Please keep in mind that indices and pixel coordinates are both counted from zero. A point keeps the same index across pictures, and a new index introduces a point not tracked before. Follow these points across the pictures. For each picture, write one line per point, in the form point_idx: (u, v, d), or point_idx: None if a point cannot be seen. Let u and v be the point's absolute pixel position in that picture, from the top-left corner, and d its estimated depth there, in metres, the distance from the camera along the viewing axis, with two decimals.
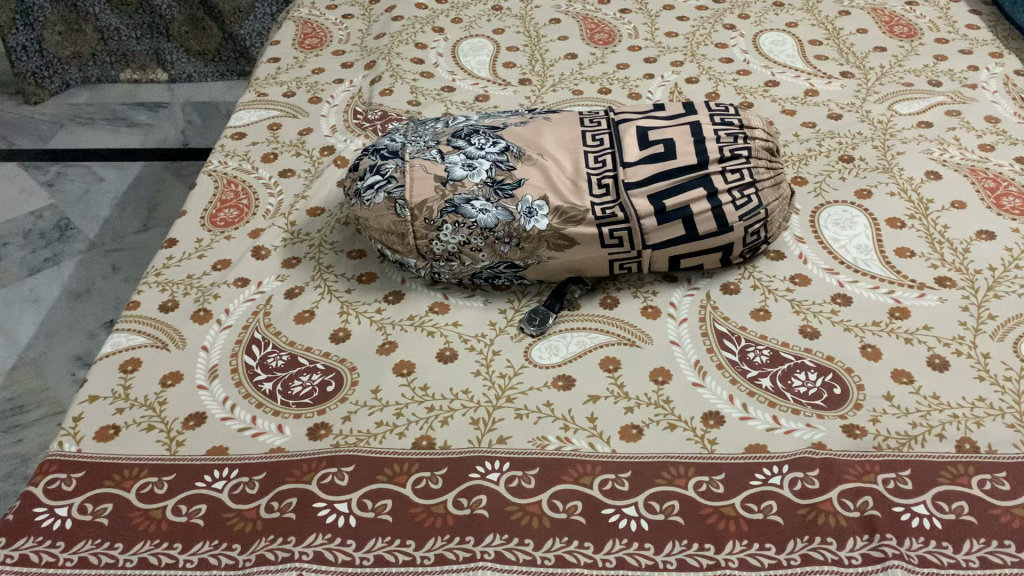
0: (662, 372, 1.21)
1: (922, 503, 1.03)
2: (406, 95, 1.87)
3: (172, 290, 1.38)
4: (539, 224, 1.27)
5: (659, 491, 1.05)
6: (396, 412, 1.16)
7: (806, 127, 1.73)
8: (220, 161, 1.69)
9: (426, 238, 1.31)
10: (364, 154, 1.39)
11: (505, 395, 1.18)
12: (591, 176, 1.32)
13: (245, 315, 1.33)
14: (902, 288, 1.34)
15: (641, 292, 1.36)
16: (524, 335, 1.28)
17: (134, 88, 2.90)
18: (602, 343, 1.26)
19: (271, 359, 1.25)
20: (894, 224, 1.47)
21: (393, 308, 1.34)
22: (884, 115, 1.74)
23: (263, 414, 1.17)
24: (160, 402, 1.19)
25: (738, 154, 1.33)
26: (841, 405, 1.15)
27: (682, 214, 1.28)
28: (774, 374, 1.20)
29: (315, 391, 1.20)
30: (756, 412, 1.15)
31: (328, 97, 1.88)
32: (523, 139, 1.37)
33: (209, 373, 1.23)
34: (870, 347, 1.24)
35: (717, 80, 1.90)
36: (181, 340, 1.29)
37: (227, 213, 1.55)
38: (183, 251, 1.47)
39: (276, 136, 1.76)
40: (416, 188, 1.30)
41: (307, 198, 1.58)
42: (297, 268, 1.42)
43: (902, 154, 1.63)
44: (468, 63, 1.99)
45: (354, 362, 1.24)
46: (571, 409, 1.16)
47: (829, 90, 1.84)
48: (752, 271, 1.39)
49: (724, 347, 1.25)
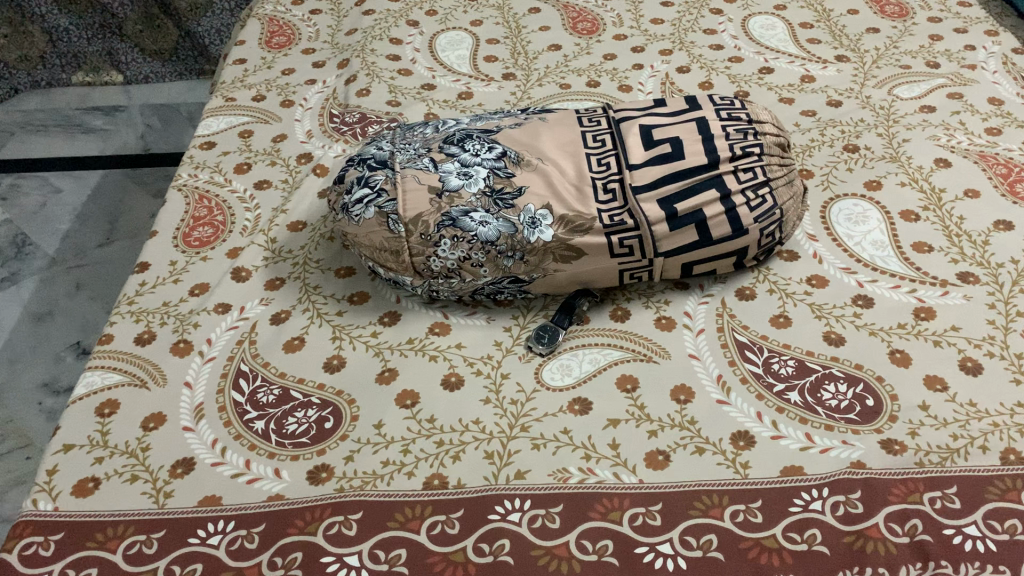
0: (684, 391, 1.13)
1: (973, 524, 0.97)
2: (385, 95, 1.76)
3: (147, 320, 1.28)
4: (543, 235, 1.19)
5: (694, 524, 0.98)
6: (402, 450, 1.07)
7: (806, 116, 1.66)
8: (190, 174, 1.58)
9: (421, 255, 1.22)
10: (350, 165, 1.30)
11: (519, 424, 1.10)
12: (595, 181, 1.25)
13: (228, 346, 1.24)
14: (924, 286, 1.28)
15: (652, 301, 1.28)
16: (532, 354, 1.20)
17: (89, 92, 2.76)
18: (615, 361, 1.19)
19: (261, 395, 1.16)
20: (908, 217, 1.41)
21: (390, 330, 1.24)
22: (884, 100, 1.68)
23: (256, 457, 1.07)
24: (142, 448, 1.10)
25: (749, 152, 1.27)
26: (875, 419, 1.09)
27: (695, 218, 1.21)
28: (802, 388, 1.13)
29: (312, 429, 1.10)
30: (787, 430, 1.08)
31: (301, 100, 1.77)
32: (520, 143, 1.29)
33: (194, 414, 1.14)
34: (899, 353, 1.18)
35: (708, 69, 1.82)
36: (161, 377, 1.19)
37: (200, 232, 1.45)
38: (157, 275, 1.37)
39: (248, 144, 1.65)
40: (410, 202, 1.21)
41: (286, 212, 1.47)
42: (280, 290, 1.32)
43: (908, 141, 1.57)
44: (447, 58, 1.89)
45: (352, 394, 1.14)
46: (590, 436, 1.08)
47: (825, 76, 1.77)
48: (767, 274, 1.32)
49: (746, 360, 1.17)
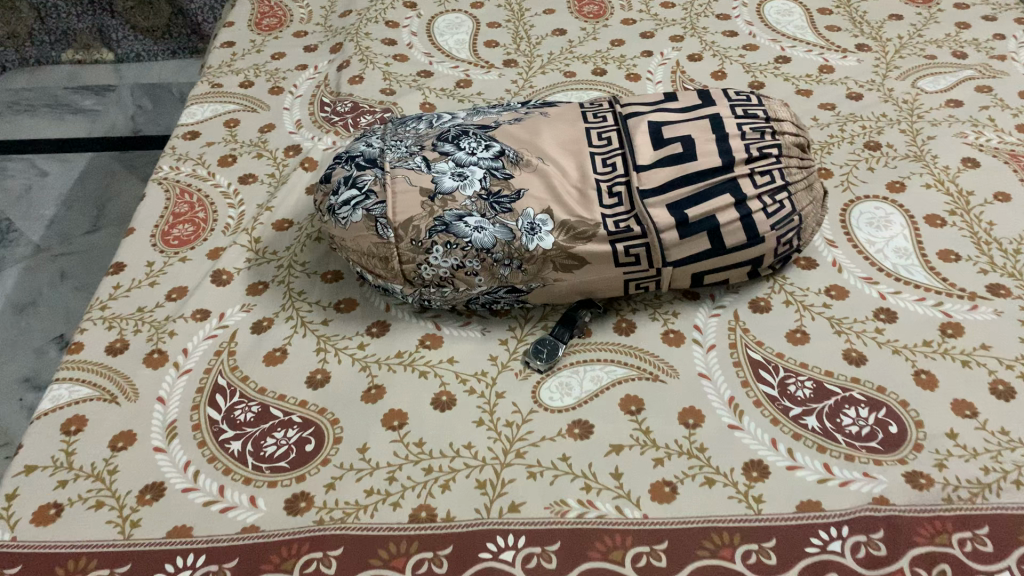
0: (692, 414, 1.05)
1: (1006, 570, 0.89)
2: (378, 82, 1.67)
3: (121, 327, 1.20)
4: (543, 242, 1.11)
5: (702, 566, 0.90)
6: (387, 477, 0.99)
7: (824, 110, 1.56)
8: (171, 166, 1.50)
9: (412, 262, 1.13)
10: (337, 163, 1.21)
11: (514, 449, 1.02)
12: (600, 183, 1.16)
13: (205, 356, 1.16)
14: (951, 299, 1.19)
15: (660, 313, 1.20)
16: (530, 371, 1.12)
17: (78, 71, 2.65)
18: (620, 379, 1.10)
19: (238, 412, 1.08)
20: (934, 222, 1.32)
21: (378, 342, 1.16)
22: (908, 94, 1.58)
23: (231, 483, 1.00)
24: (109, 471, 1.02)
25: (766, 153, 1.17)
26: (899, 448, 1.01)
27: (707, 225, 1.12)
28: (820, 413, 1.05)
29: (291, 452, 1.02)
30: (803, 459, 1.00)
31: (291, 87, 1.68)
32: (520, 141, 1.20)
33: (167, 433, 1.06)
34: (925, 374, 1.09)
35: (721, 57, 1.72)
36: (132, 391, 1.11)
37: (180, 230, 1.36)
38: (132, 277, 1.28)
39: (233, 134, 1.56)
40: (400, 205, 1.13)
41: (271, 209, 1.39)
42: (263, 295, 1.24)
43: (934, 138, 1.47)
44: (445, 43, 1.79)
45: (336, 413, 1.06)
46: (591, 464, 1.00)
47: (845, 66, 1.67)
48: (783, 284, 1.23)
49: (760, 380, 1.09)
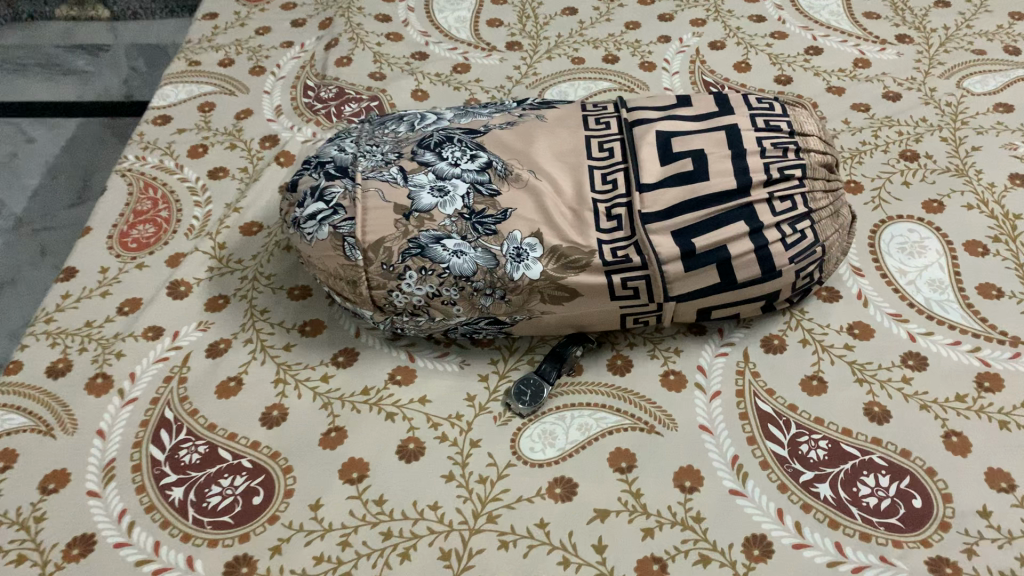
0: (689, 475, 0.93)
1: None
2: (368, 65, 1.53)
3: (65, 344, 1.09)
4: (529, 271, 0.98)
5: None
6: (341, 541, 0.88)
7: (857, 111, 1.41)
8: (137, 156, 1.37)
9: (383, 288, 1.01)
10: (306, 169, 1.08)
11: (485, 512, 0.90)
12: (597, 204, 1.02)
13: (154, 383, 1.04)
14: (990, 345, 1.06)
15: (660, 350, 1.07)
16: (511, 415, 1.00)
17: (72, 28, 2.30)
18: (610, 429, 0.98)
19: (183, 453, 0.97)
20: (974, 250, 1.17)
21: (344, 375, 1.04)
22: (952, 95, 1.42)
23: (167, 539, 0.89)
24: (36, 519, 0.92)
25: (789, 175, 1.03)
26: (922, 527, 0.89)
27: (717, 258, 0.99)
28: (834, 480, 0.93)
29: (237, 505, 0.92)
30: (812, 537, 0.88)
31: (273, 67, 1.55)
32: (511, 151, 1.07)
33: (103, 475, 0.95)
34: (957, 436, 0.96)
35: (746, 45, 1.56)
36: (70, 422, 1.01)
37: (140, 231, 1.25)
38: (83, 285, 1.17)
39: (207, 120, 1.44)
40: (370, 223, 1.00)
41: (240, 210, 1.26)
42: (223, 312, 1.13)
43: (979, 149, 1.32)
44: (445, 21, 1.65)
45: (290, 459, 0.95)
46: (571, 533, 0.89)
47: (883, 60, 1.51)
48: (801, 319, 1.10)
49: (768, 437, 0.97)
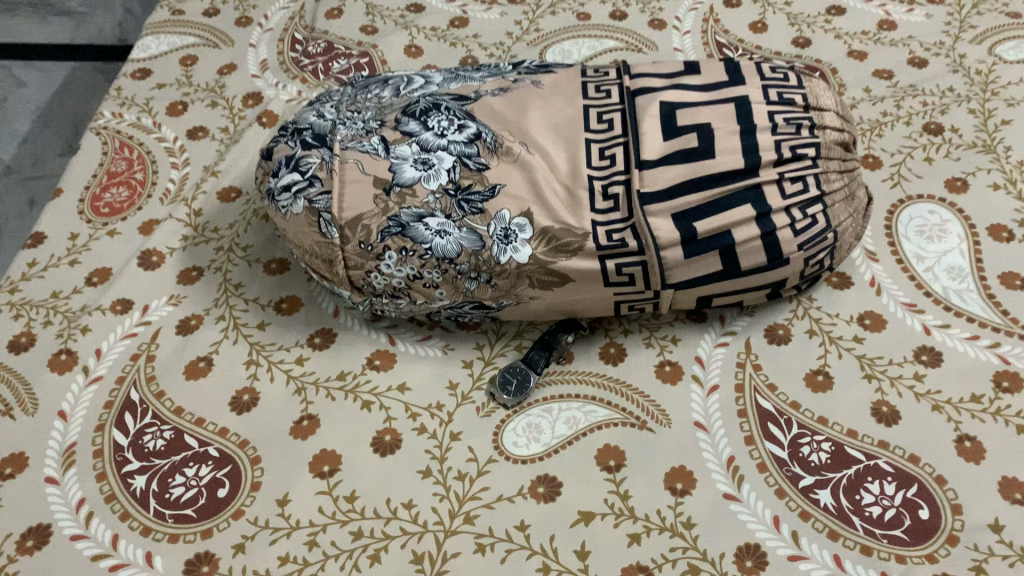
0: (681, 477, 0.88)
1: None
2: (360, 19, 1.45)
3: (29, 317, 1.04)
4: (517, 254, 0.91)
5: None
6: (308, 541, 0.83)
7: (879, 78, 1.32)
8: (114, 113, 1.30)
9: (361, 268, 0.94)
10: (282, 136, 1.01)
11: (462, 513, 0.85)
12: (592, 181, 0.95)
13: (120, 361, 0.99)
14: (1012, 340, 0.98)
15: (656, 337, 1.01)
16: (494, 406, 0.94)
17: None
18: (599, 424, 0.93)
19: (147, 439, 0.92)
20: (999, 235, 1.09)
21: (321, 358, 0.99)
22: (983, 61, 1.32)
23: (127, 533, 0.85)
24: None
25: (801, 154, 0.95)
26: (927, 541, 0.83)
27: (719, 244, 0.91)
28: (836, 486, 0.87)
29: (201, 498, 0.87)
30: (810, 548, 0.83)
31: (260, 18, 1.46)
32: (501, 121, 0.99)
33: (63, 461, 0.90)
34: (970, 441, 0.90)
35: (764, 4, 1.46)
36: (31, 403, 0.95)
37: (113, 194, 1.18)
38: (52, 253, 1.11)
39: (188, 74, 1.36)
40: (347, 198, 0.93)
41: (218, 174, 1.20)
42: (195, 285, 1.07)
43: (1009, 123, 1.23)
44: None
45: (258, 449, 0.90)
46: (552, 537, 0.84)
47: (910, 22, 1.41)
48: (808, 308, 1.03)
49: (767, 436, 0.91)
